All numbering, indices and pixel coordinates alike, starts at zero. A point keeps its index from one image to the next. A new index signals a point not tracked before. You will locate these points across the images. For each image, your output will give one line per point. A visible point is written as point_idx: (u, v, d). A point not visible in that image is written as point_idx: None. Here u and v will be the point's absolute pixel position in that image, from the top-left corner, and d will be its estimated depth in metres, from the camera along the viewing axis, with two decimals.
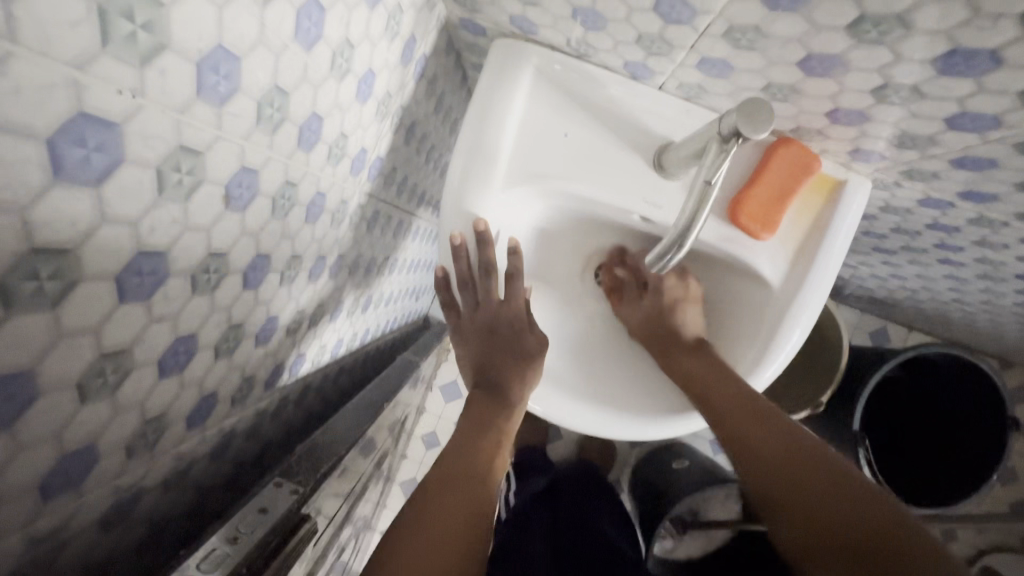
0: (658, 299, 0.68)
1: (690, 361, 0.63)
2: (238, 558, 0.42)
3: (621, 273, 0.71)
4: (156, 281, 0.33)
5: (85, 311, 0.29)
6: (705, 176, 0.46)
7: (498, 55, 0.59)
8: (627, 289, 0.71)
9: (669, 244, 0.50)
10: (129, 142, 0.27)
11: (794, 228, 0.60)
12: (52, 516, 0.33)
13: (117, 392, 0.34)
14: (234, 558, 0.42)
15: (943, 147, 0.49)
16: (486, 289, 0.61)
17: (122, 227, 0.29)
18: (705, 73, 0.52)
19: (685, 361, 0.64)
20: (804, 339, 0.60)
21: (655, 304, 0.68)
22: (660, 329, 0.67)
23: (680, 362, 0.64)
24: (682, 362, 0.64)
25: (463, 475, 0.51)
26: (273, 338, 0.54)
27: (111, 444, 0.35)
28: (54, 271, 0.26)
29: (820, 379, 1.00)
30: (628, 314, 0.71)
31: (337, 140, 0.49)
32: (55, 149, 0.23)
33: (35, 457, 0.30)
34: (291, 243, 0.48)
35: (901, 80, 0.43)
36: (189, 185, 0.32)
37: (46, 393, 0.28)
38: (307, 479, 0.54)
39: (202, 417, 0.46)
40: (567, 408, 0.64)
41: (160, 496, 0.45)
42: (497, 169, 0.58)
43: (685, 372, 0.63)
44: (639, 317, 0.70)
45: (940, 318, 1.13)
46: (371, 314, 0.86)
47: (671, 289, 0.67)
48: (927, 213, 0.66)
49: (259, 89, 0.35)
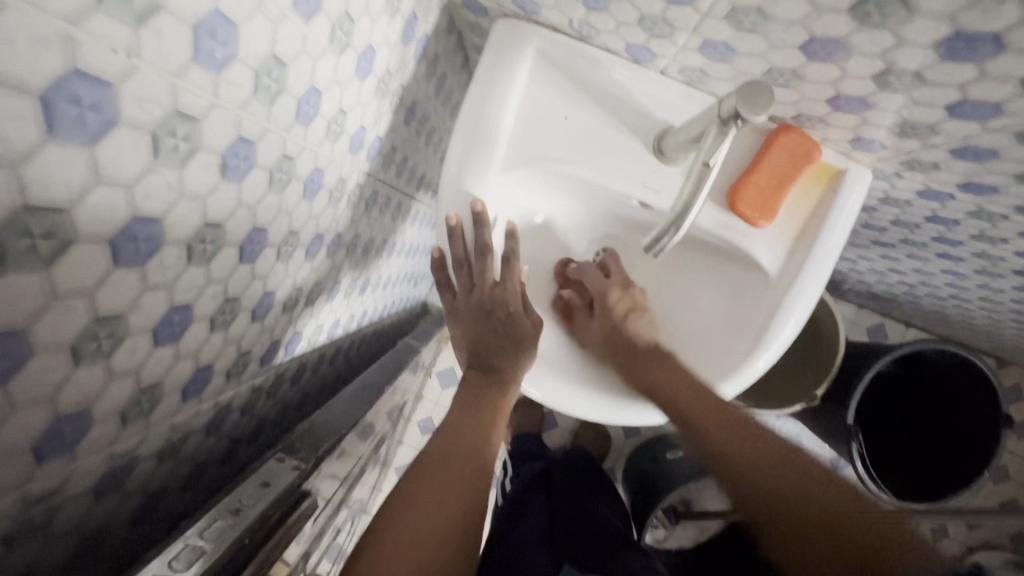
0: (608, 317, 0.68)
1: (654, 370, 0.63)
2: (238, 528, 0.42)
3: (568, 292, 0.71)
4: (151, 248, 0.33)
5: (80, 273, 0.29)
6: (703, 158, 0.46)
7: (499, 36, 0.58)
8: (578, 310, 0.70)
9: (665, 227, 0.50)
10: (124, 103, 0.27)
11: (792, 216, 0.60)
12: (46, 479, 0.34)
13: (112, 357, 0.34)
14: (234, 530, 0.42)
15: (944, 137, 0.49)
16: (483, 270, 0.60)
17: (117, 190, 0.29)
18: (707, 57, 0.52)
19: (654, 369, 0.63)
20: (799, 328, 0.59)
21: (606, 324, 0.68)
22: (621, 343, 0.66)
23: (644, 374, 0.63)
24: (646, 372, 0.63)
25: (456, 453, 0.52)
26: (270, 314, 0.54)
27: (105, 410, 0.36)
28: (48, 230, 0.26)
29: (815, 372, 1.00)
30: (584, 336, 0.69)
31: (335, 116, 0.49)
32: (49, 106, 0.23)
33: (29, 418, 0.30)
34: (287, 218, 0.48)
35: (904, 66, 0.43)
36: (185, 152, 0.32)
37: (40, 353, 0.29)
38: (309, 456, 0.55)
39: (197, 389, 0.46)
40: (563, 393, 0.63)
41: (155, 466, 0.45)
42: (495, 151, 0.58)
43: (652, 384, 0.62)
44: (599, 335, 0.68)
45: (936, 315, 1.13)
46: (368, 297, 0.86)
47: (618, 303, 0.68)
48: (926, 205, 0.65)
49: (257, 58, 0.35)
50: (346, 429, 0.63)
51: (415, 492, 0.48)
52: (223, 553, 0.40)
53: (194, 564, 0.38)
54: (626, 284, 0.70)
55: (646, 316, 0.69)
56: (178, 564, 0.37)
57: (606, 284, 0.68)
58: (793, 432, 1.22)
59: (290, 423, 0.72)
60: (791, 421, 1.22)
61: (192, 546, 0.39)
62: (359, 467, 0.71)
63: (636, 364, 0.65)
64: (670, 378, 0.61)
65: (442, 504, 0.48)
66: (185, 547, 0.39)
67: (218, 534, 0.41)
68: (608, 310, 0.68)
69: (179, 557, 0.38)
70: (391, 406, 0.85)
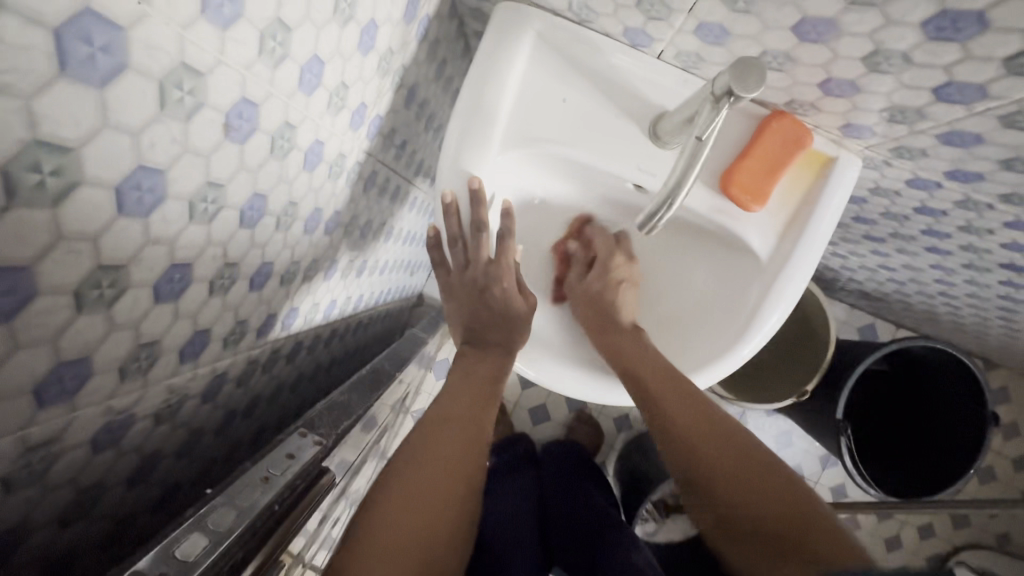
0: (602, 275, 0.68)
1: (630, 345, 0.63)
2: (268, 495, 0.43)
3: (575, 246, 0.73)
4: (154, 200, 0.34)
5: (86, 216, 0.29)
6: (696, 134, 0.47)
7: (501, 18, 0.59)
8: (576, 262, 0.72)
9: (659, 204, 0.51)
10: (133, 49, 0.27)
11: (784, 202, 0.62)
12: (45, 426, 0.34)
13: (114, 306, 0.35)
14: (264, 494, 0.43)
15: (932, 121, 0.50)
16: (478, 246, 0.61)
17: (124, 135, 0.29)
18: (703, 40, 0.53)
19: (625, 344, 0.63)
20: (788, 312, 0.60)
21: (598, 282, 0.68)
22: (604, 304, 0.67)
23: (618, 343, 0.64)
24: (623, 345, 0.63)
25: (452, 423, 0.53)
26: (268, 285, 0.54)
27: (103, 362, 0.36)
28: (57, 168, 0.26)
29: (806, 367, 1.02)
30: (571, 291, 0.71)
31: (337, 88, 0.50)
32: (61, 41, 0.24)
33: (30, 357, 0.30)
34: (287, 188, 0.49)
35: (893, 47, 0.44)
36: (191, 106, 0.33)
37: (44, 293, 0.29)
38: (330, 432, 0.55)
39: (195, 352, 0.47)
40: (555, 372, 0.65)
41: (151, 427, 0.46)
42: (493, 132, 0.59)
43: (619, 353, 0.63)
44: (584, 295, 0.69)
45: (925, 314, 1.14)
46: (365, 280, 0.87)
47: (619, 267, 0.68)
48: (915, 195, 0.67)
49: (262, 20, 0.36)
50: (358, 410, 0.64)
51: (409, 460, 0.49)
52: (254, 516, 0.41)
53: (232, 525, 0.40)
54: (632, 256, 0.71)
55: (632, 288, 0.69)
56: (214, 523, 0.39)
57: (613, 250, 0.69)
58: (784, 430, 1.23)
59: (284, 402, 0.72)
60: (782, 418, 1.23)
61: (228, 506, 0.41)
62: (363, 452, 0.72)
63: (609, 334, 0.65)
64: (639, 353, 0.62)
65: (433, 472, 0.48)
66: (219, 506, 0.41)
67: (248, 496, 0.43)
68: (607, 270, 0.68)
69: (215, 516, 0.40)
70: (393, 399, 0.85)
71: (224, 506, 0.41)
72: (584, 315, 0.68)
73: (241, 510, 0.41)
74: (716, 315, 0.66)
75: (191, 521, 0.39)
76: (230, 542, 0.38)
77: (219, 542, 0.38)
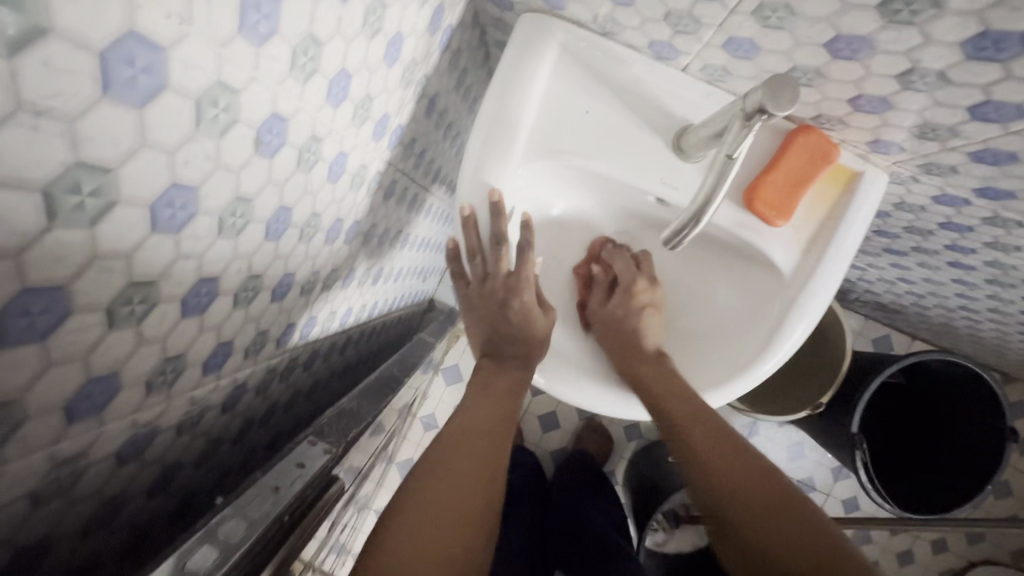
0: (627, 301, 0.67)
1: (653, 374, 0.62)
2: (278, 506, 0.41)
3: (596, 269, 0.72)
4: (186, 217, 0.34)
5: (120, 235, 0.29)
6: (727, 151, 0.47)
7: (523, 29, 0.59)
8: (598, 285, 0.71)
9: (686, 220, 0.50)
10: (173, 69, 0.27)
11: (808, 217, 0.61)
12: (73, 441, 0.34)
13: (143, 322, 0.35)
14: (272, 507, 0.41)
15: (965, 139, 0.50)
16: (498, 258, 0.61)
17: (161, 154, 0.29)
18: (731, 55, 0.53)
19: (647, 370, 0.62)
20: (811, 330, 0.59)
21: (621, 307, 0.67)
22: (626, 334, 0.66)
23: (638, 368, 0.63)
24: (639, 369, 0.63)
25: (473, 439, 0.53)
26: (289, 295, 0.54)
27: (131, 376, 0.36)
28: (95, 188, 0.26)
29: (822, 378, 1.00)
30: (593, 317, 0.70)
31: (363, 100, 0.50)
32: (106, 64, 0.24)
33: (62, 375, 0.30)
34: (311, 200, 0.49)
35: (928, 65, 0.44)
36: (224, 122, 0.33)
37: (77, 312, 0.29)
38: (340, 440, 0.51)
39: (217, 364, 0.47)
40: (573, 386, 0.64)
41: (173, 438, 0.46)
42: (516, 142, 0.58)
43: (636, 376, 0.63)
44: (604, 320, 0.69)
45: (944, 327, 1.13)
46: (380, 287, 0.87)
47: (644, 293, 0.68)
48: (941, 211, 0.66)
49: (296, 35, 0.35)
50: (367, 417, 0.59)
51: (429, 476, 0.49)
52: (263, 529, 0.39)
53: (243, 537, 0.38)
54: (654, 279, 0.70)
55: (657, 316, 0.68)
56: (225, 535, 0.37)
57: (636, 272, 0.68)
58: (796, 440, 1.21)
59: (299, 409, 0.72)
60: (795, 429, 1.21)
61: (239, 516, 0.39)
62: (372, 460, 0.70)
63: (631, 358, 0.64)
64: (660, 379, 0.61)
65: (459, 488, 0.48)
66: (229, 518, 0.38)
67: (259, 506, 0.40)
68: (630, 296, 0.67)
69: (226, 526, 0.38)
70: (402, 406, 0.85)
71: (234, 515, 0.39)
72: (608, 338, 0.68)
73: (251, 522, 0.39)
74: (744, 323, 0.65)
75: (201, 531, 0.37)
76: (239, 556, 0.36)
77: (230, 554, 0.36)
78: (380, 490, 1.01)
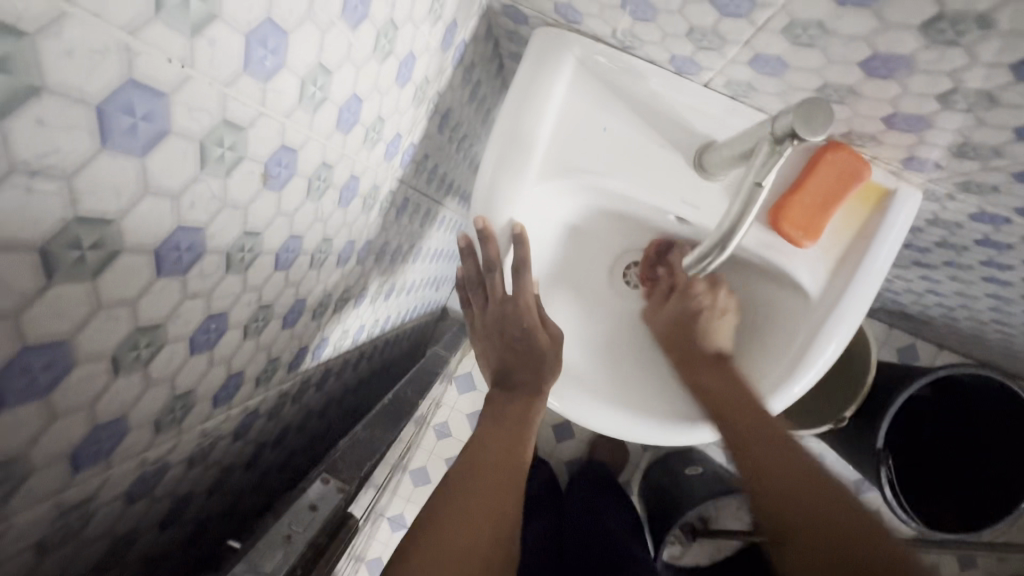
0: (682, 303, 0.64)
1: (705, 373, 0.62)
2: (289, 556, 0.40)
3: (661, 270, 0.66)
4: (193, 258, 0.32)
5: (124, 284, 0.28)
6: (754, 178, 0.45)
7: (539, 43, 0.57)
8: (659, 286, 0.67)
9: (710, 247, 0.48)
10: (175, 113, 0.26)
11: (836, 237, 0.58)
12: (80, 487, 0.34)
13: (150, 365, 0.34)
14: (286, 557, 0.39)
15: (1009, 160, 0.47)
16: (493, 284, 0.59)
17: (164, 199, 0.28)
18: (757, 71, 0.50)
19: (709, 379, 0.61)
20: (839, 354, 0.56)
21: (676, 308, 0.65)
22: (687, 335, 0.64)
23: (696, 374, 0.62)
24: (697, 371, 0.63)
25: (490, 464, 0.52)
26: (301, 320, 0.53)
27: (139, 419, 0.36)
28: (97, 242, 0.25)
29: (845, 393, 0.96)
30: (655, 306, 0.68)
31: (374, 122, 0.48)
32: (102, 115, 0.23)
33: (67, 428, 0.30)
34: (322, 226, 0.47)
35: (971, 85, 0.41)
36: (231, 160, 0.31)
37: (80, 365, 0.28)
38: (352, 477, 0.50)
39: (227, 395, 0.46)
40: (586, 408, 0.62)
41: (184, 471, 0.45)
42: (531, 159, 0.56)
43: (698, 384, 0.62)
44: (667, 319, 0.66)
45: (973, 340, 1.09)
46: (393, 301, 0.85)
47: (701, 295, 0.63)
48: (978, 229, 0.63)
49: (304, 66, 0.34)
50: (381, 446, 0.58)
51: (438, 510, 0.47)
52: None
53: None
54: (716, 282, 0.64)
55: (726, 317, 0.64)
56: None
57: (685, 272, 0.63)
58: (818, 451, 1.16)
59: (312, 427, 0.71)
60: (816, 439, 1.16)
61: (248, 570, 0.38)
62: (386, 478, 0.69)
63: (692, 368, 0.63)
64: (688, 342, 0.64)
65: (474, 519, 0.47)
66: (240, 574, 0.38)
67: (268, 558, 0.39)
68: (685, 296, 0.64)
69: None
70: (416, 419, 0.84)
71: (243, 571, 0.38)
72: (665, 335, 0.66)
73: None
74: (765, 348, 0.63)
75: None
76: None
77: None
78: (392, 501, 0.99)
